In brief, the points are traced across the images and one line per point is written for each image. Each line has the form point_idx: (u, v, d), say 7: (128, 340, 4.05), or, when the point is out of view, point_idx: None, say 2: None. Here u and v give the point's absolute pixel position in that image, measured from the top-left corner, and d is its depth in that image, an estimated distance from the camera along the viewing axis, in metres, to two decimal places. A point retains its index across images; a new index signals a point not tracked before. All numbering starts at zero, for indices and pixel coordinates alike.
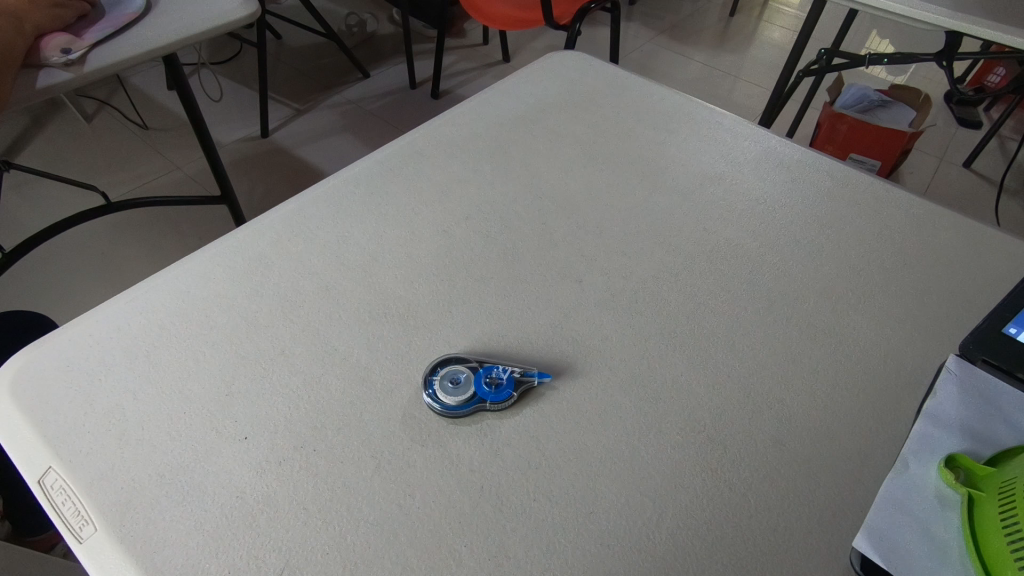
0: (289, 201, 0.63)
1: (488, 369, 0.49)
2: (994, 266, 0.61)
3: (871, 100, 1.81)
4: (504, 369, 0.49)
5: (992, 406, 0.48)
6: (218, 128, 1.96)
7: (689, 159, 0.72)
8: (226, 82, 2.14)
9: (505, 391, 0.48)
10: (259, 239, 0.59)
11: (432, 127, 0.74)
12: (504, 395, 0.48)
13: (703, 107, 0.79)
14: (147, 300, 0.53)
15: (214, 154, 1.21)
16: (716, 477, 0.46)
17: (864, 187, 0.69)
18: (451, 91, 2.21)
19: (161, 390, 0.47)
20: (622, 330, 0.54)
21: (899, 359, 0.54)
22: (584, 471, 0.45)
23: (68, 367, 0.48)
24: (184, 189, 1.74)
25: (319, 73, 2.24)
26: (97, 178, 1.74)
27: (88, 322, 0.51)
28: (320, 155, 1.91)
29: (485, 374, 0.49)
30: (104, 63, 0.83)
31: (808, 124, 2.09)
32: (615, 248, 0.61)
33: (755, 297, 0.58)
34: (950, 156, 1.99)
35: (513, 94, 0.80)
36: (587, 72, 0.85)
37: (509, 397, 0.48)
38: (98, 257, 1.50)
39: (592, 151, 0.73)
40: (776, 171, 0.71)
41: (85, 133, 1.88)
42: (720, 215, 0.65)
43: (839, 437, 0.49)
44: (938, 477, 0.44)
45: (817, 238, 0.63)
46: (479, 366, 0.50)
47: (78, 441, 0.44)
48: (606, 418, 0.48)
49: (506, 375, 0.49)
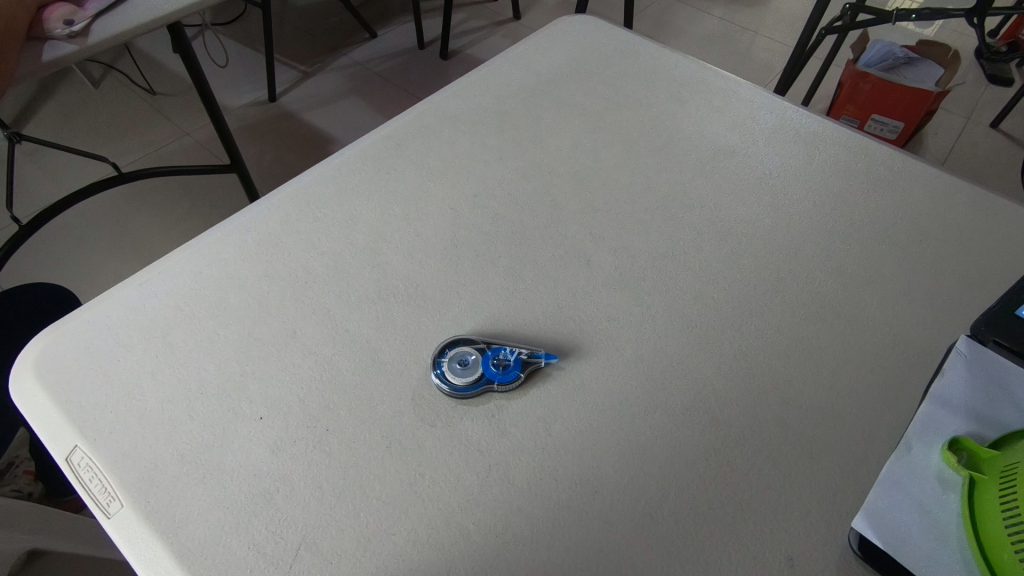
0: (297, 179, 0.63)
1: (496, 351, 0.50)
2: (1011, 243, 0.60)
3: (896, 57, 1.74)
4: (511, 350, 0.50)
5: (1000, 388, 0.48)
6: (226, 93, 1.94)
7: (702, 131, 0.70)
8: (231, 45, 2.10)
9: (512, 373, 0.49)
10: (268, 218, 0.59)
11: (440, 100, 0.73)
12: (511, 376, 0.49)
13: (718, 75, 0.77)
14: (161, 280, 0.54)
15: (222, 122, 1.21)
16: (720, 457, 0.47)
17: (882, 159, 0.68)
18: (460, 51, 2.15)
19: (177, 371, 0.48)
20: (630, 310, 0.54)
21: (909, 339, 0.54)
22: (589, 451, 0.46)
23: (88, 348, 0.49)
24: (193, 155, 1.73)
25: (325, 34, 2.19)
26: (108, 145, 1.74)
27: (105, 303, 0.52)
28: (328, 119, 1.88)
29: (493, 355, 0.49)
30: (107, 34, 0.82)
31: (830, 83, 2.02)
32: (624, 225, 0.61)
33: (766, 275, 0.57)
34: (977, 115, 1.92)
35: (523, 62, 0.78)
36: (598, 39, 0.82)
37: (515, 378, 0.49)
38: (113, 226, 1.51)
39: (603, 123, 0.71)
40: (791, 143, 0.69)
41: (94, 99, 1.87)
42: (733, 191, 0.64)
43: (844, 419, 0.49)
44: (940, 460, 0.45)
45: (830, 214, 0.62)
46: (487, 348, 0.50)
47: (101, 420, 0.45)
48: (612, 398, 0.49)
49: (513, 356, 0.49)
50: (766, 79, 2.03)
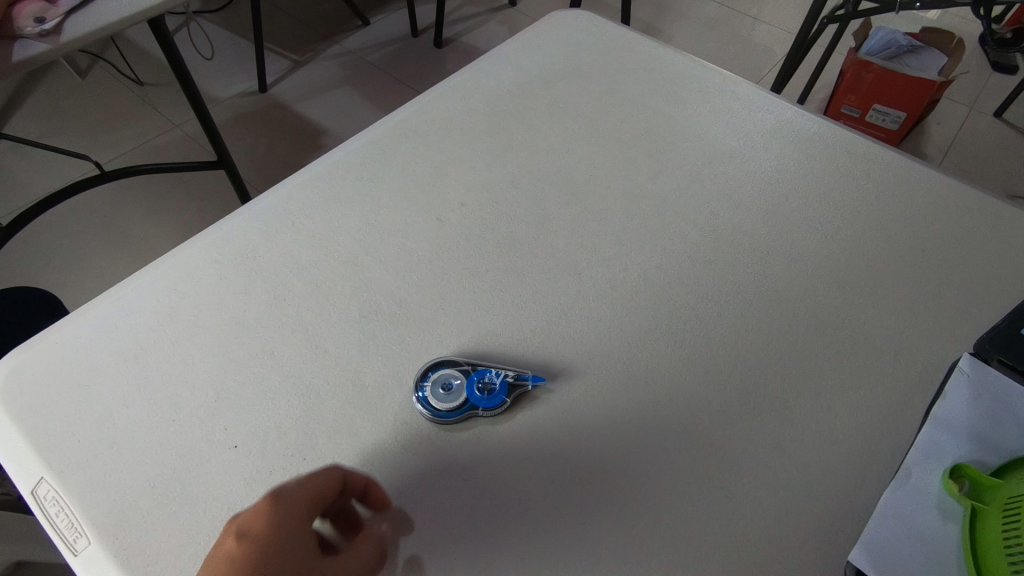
0: (278, 187, 0.61)
1: (480, 376, 0.48)
2: (1017, 253, 0.58)
3: (899, 45, 1.70)
4: (497, 374, 0.48)
5: (1004, 410, 0.46)
6: (215, 83, 1.89)
7: (698, 134, 0.68)
8: (220, 33, 2.05)
9: (497, 400, 0.47)
10: (247, 230, 0.57)
11: (426, 101, 0.70)
12: (496, 401, 0.47)
13: (716, 73, 0.74)
14: (135, 297, 0.52)
15: (207, 117, 1.17)
16: (714, 484, 0.45)
17: (884, 163, 0.65)
18: (454, 38, 2.10)
19: (150, 396, 0.46)
20: (622, 327, 0.52)
21: (911, 356, 0.52)
22: (578, 479, 0.45)
23: (57, 372, 0.47)
24: (182, 148, 1.70)
25: (316, 21, 2.14)
26: (96, 138, 1.70)
27: (76, 323, 0.50)
28: (320, 110, 1.85)
29: (478, 380, 0.47)
30: (82, 32, 0.79)
31: (831, 72, 1.98)
32: (617, 234, 0.59)
33: (763, 289, 0.55)
34: (981, 104, 1.88)
35: (513, 60, 0.75)
36: (592, 35, 0.79)
37: (499, 406, 0.47)
38: (102, 221, 1.48)
39: (596, 126, 0.69)
40: (791, 146, 0.67)
41: (81, 90, 1.83)
42: (731, 198, 0.62)
43: (842, 442, 0.47)
44: (941, 488, 0.43)
45: (831, 222, 0.60)
46: (472, 372, 0.48)
47: (69, 450, 0.44)
48: (602, 422, 0.47)
49: (499, 380, 0.48)
50: (767, 67, 1.99)
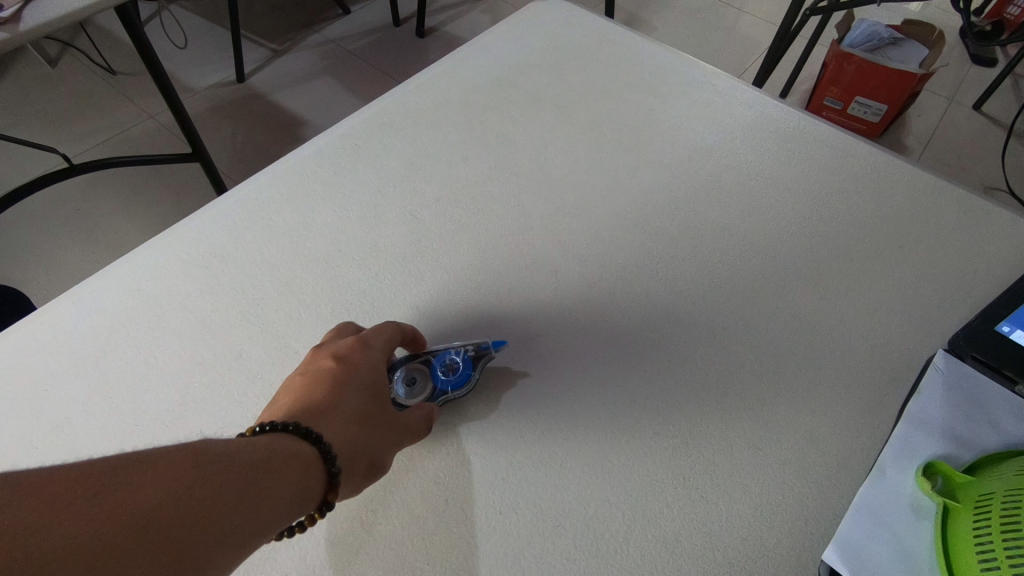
0: (249, 182, 0.59)
1: (439, 362, 0.47)
2: (993, 249, 0.58)
3: (882, 38, 1.70)
4: (457, 352, 0.47)
5: (978, 408, 0.46)
6: (191, 73, 1.85)
7: (678, 127, 0.67)
8: (196, 22, 2.00)
9: (462, 379, 0.47)
10: (213, 227, 0.55)
11: (402, 94, 0.69)
12: (463, 378, 0.47)
13: (697, 66, 0.73)
14: (96, 297, 0.50)
15: (179, 108, 1.14)
16: (689, 484, 0.44)
17: (862, 158, 0.65)
18: (436, 28, 2.07)
19: (113, 400, 0.45)
20: (598, 325, 0.52)
21: (886, 353, 0.52)
22: (553, 481, 0.44)
23: (13, 377, 0.46)
24: (157, 138, 1.66)
25: (295, 10, 2.10)
26: (67, 129, 1.66)
27: (35, 323, 0.49)
28: (299, 100, 1.81)
29: (439, 364, 0.47)
30: (42, 19, 0.75)
31: (814, 63, 1.99)
32: (595, 231, 0.58)
33: (741, 285, 0.55)
34: (961, 97, 1.90)
35: (492, 52, 0.74)
36: (572, 26, 0.78)
37: (466, 386, 0.47)
38: (73, 214, 1.45)
39: (575, 120, 0.68)
40: (770, 140, 0.66)
41: (51, 79, 1.78)
42: (711, 193, 0.62)
43: (818, 439, 0.47)
44: (915, 485, 0.43)
45: (809, 218, 0.60)
46: (432, 360, 0.48)
47: (23, 458, 0.42)
48: (577, 422, 0.47)
49: (460, 357, 0.47)
50: (752, 58, 1.99)
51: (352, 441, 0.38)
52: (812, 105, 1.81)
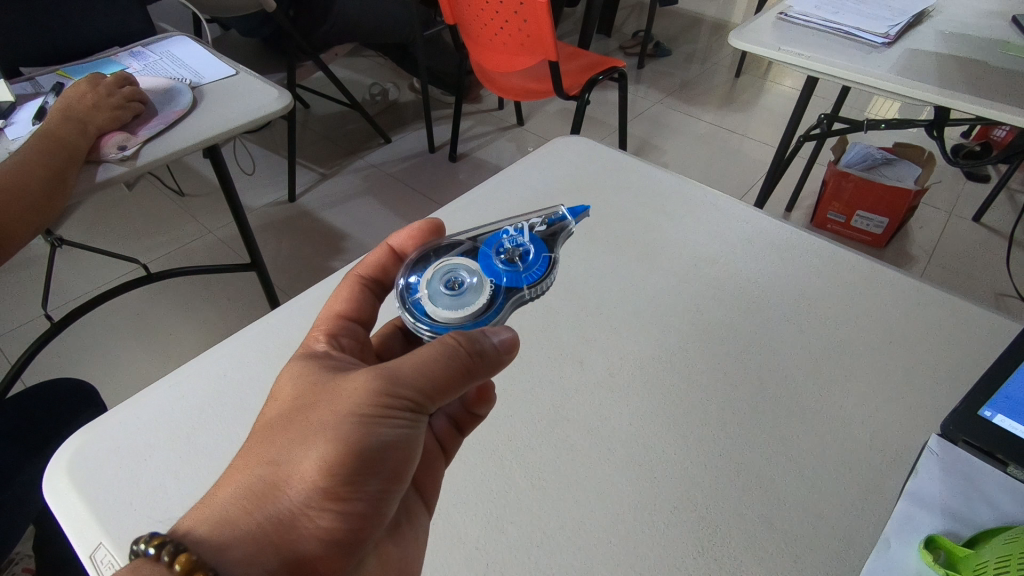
0: (316, 288, 0.70)
1: (497, 242, 0.52)
2: (979, 345, 0.64)
3: (875, 158, 1.86)
4: (523, 242, 0.52)
5: (973, 486, 0.50)
6: (250, 194, 2.08)
7: (686, 239, 0.78)
8: (257, 152, 2.28)
9: (544, 262, 0.51)
10: (288, 324, 0.65)
11: (446, 212, 0.81)
12: (532, 253, 0.51)
13: (699, 189, 0.86)
14: (188, 383, 0.59)
15: (245, 226, 1.30)
16: (708, 556, 0.48)
17: (851, 265, 0.74)
18: (468, 154, 2.32)
19: (199, 469, 0.52)
20: (622, 410, 0.59)
21: (885, 437, 0.57)
22: (582, 551, 0.49)
23: (117, 451, 0.53)
24: (214, 251, 1.83)
25: (343, 139, 2.38)
26: (135, 244, 1.85)
27: (136, 405, 0.57)
28: (343, 218, 2.00)
29: (507, 257, 0.50)
30: (155, 156, 0.92)
31: (815, 181, 2.15)
32: (614, 328, 0.66)
33: (748, 376, 0.62)
34: (960, 210, 2.01)
35: (524, 179, 0.87)
36: (591, 157, 0.92)
37: (548, 273, 0.50)
38: (134, 319, 1.58)
39: (596, 233, 0.79)
40: (767, 251, 0.76)
41: (127, 201, 2.01)
42: (715, 295, 0.70)
43: (826, 516, 0.51)
44: (919, 559, 0.46)
45: (803, 316, 0.68)
46: (479, 242, 0.53)
47: (122, 519, 0.48)
48: (603, 497, 0.52)
49: (524, 244, 0.52)
50: (756, 178, 2.16)
51: (247, 498, 0.39)
52: (817, 220, 1.95)
